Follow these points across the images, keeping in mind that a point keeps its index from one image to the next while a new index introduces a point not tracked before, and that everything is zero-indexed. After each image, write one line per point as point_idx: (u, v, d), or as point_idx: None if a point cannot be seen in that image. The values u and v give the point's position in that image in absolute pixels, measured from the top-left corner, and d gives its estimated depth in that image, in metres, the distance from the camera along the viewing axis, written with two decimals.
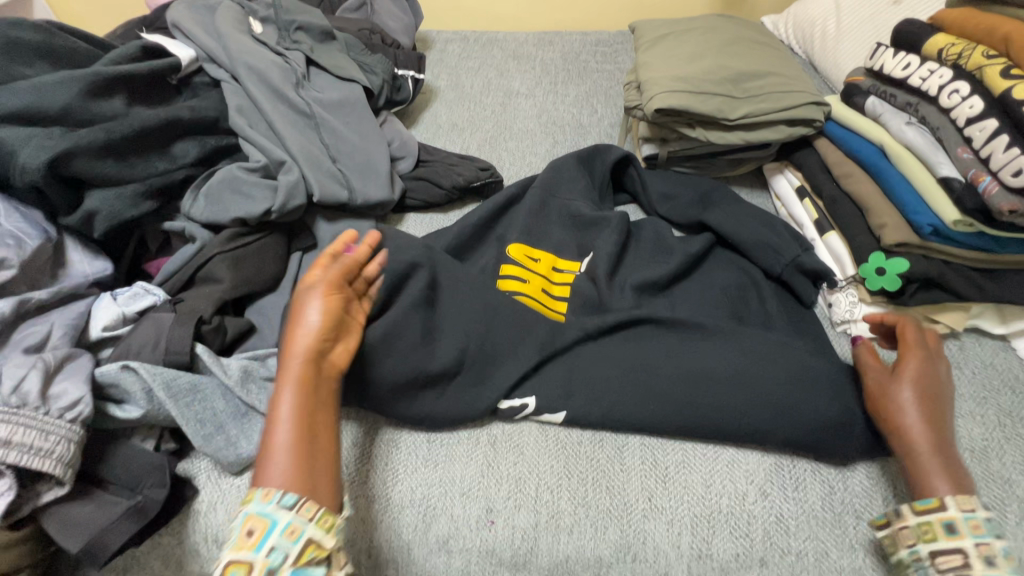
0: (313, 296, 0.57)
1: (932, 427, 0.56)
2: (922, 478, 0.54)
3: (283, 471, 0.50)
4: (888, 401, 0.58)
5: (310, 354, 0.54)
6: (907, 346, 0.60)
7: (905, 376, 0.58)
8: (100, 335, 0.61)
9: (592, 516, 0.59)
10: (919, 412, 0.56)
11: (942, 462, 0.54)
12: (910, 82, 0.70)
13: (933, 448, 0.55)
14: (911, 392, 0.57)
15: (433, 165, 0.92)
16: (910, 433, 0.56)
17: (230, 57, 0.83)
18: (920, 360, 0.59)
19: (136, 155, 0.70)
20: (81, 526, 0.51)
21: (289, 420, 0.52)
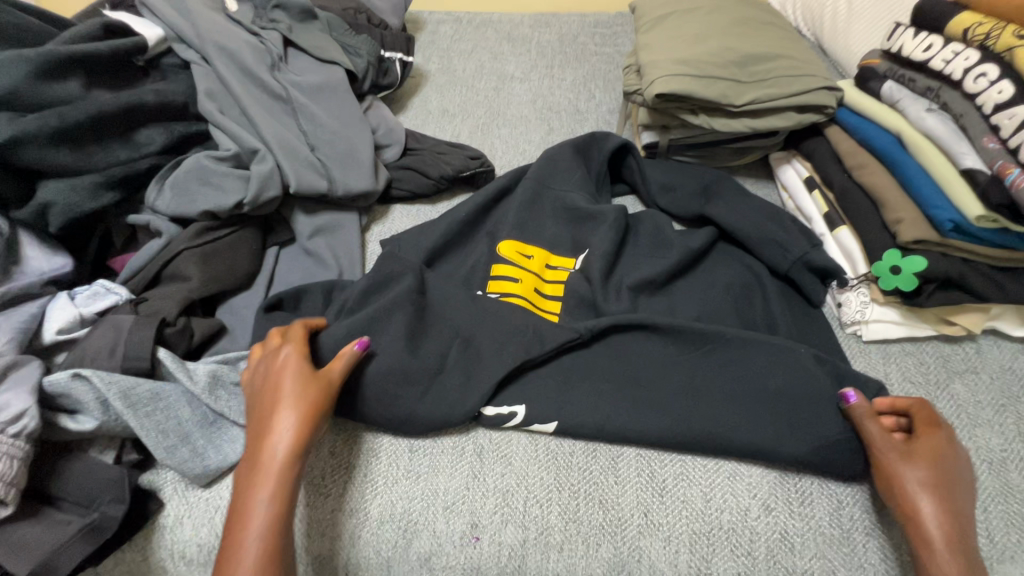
0: (297, 386, 0.53)
1: (949, 518, 0.49)
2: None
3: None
4: (900, 484, 0.51)
5: (288, 456, 0.50)
6: (924, 423, 0.54)
7: (924, 456, 0.52)
8: (53, 339, 0.56)
9: (584, 532, 0.55)
10: (940, 507, 0.49)
11: (964, 561, 0.47)
12: (932, 64, 0.66)
13: (952, 546, 0.47)
14: (923, 474, 0.50)
15: (420, 153, 0.87)
16: (924, 519, 0.49)
17: (200, 36, 0.77)
18: (941, 443, 0.53)
19: (95, 143, 0.65)
20: (30, 548, 0.48)
21: (260, 528, 0.47)
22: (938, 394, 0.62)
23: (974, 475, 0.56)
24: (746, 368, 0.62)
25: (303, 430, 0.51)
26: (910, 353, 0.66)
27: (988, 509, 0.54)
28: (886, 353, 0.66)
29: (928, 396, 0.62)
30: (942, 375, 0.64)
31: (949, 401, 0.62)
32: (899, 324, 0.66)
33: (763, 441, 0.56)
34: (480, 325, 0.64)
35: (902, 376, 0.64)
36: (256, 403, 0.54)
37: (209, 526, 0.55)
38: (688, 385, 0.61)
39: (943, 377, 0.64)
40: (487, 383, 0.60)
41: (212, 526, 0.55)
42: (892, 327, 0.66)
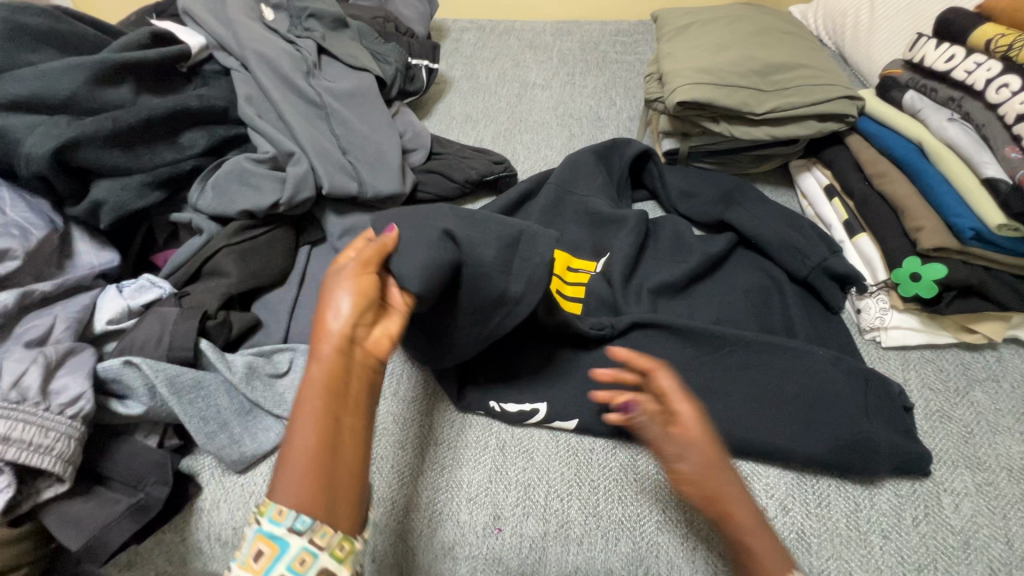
0: (344, 279, 0.49)
1: (739, 500, 0.47)
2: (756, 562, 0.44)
3: (292, 483, 0.41)
4: (688, 479, 0.49)
5: (339, 341, 0.46)
6: (671, 398, 0.51)
7: (682, 436, 0.50)
8: (104, 329, 0.60)
9: (603, 527, 0.56)
10: (738, 492, 0.47)
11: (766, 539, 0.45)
12: (954, 75, 0.67)
13: (755, 522, 0.46)
14: (696, 459, 0.48)
15: (445, 158, 0.90)
16: (724, 506, 0.47)
17: (240, 44, 0.81)
18: (687, 415, 0.50)
19: (142, 145, 0.69)
20: (81, 524, 0.51)
21: (306, 428, 0.42)
22: (958, 401, 0.63)
23: (993, 482, 0.57)
24: (761, 372, 0.63)
25: (355, 314, 0.47)
26: (929, 360, 0.67)
27: (1007, 517, 0.55)
28: (906, 359, 0.67)
29: (947, 403, 0.63)
30: (962, 383, 0.64)
31: (969, 409, 0.62)
32: (919, 331, 0.67)
33: (783, 441, 0.58)
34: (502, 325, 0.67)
35: (922, 382, 0.64)
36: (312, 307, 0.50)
37: (244, 509, 0.58)
38: (707, 386, 0.62)
39: (963, 385, 0.64)
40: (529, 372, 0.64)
41: (247, 510, 0.58)
42: (912, 333, 0.67)
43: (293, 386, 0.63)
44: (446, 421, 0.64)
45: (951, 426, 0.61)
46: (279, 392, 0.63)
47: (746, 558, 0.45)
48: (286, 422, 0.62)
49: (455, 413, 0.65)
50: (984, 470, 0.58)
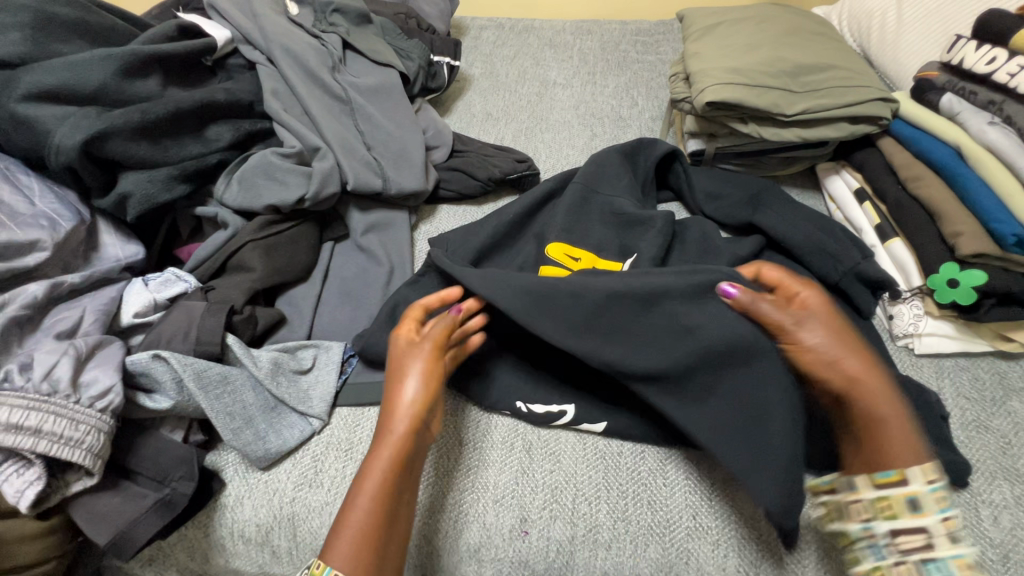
0: (416, 360, 0.53)
1: (867, 376, 0.51)
2: (876, 442, 0.48)
3: (354, 542, 0.45)
4: (796, 345, 0.53)
5: (412, 423, 0.51)
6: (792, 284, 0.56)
7: (802, 318, 0.53)
8: (131, 322, 0.59)
9: (632, 532, 0.56)
10: (858, 366, 0.51)
11: (891, 402, 0.49)
12: (996, 77, 0.66)
13: (885, 393, 0.50)
14: (820, 330, 0.53)
15: (468, 155, 0.89)
16: (850, 375, 0.51)
17: (266, 38, 0.81)
18: (806, 293, 0.55)
19: (169, 138, 0.68)
20: (109, 519, 0.50)
21: (372, 497, 0.47)
22: (994, 411, 0.61)
23: None
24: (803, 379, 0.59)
25: (426, 399, 0.52)
26: (964, 368, 0.65)
27: None
28: (940, 367, 0.65)
29: (984, 413, 0.61)
30: (999, 392, 0.63)
31: (1006, 419, 0.61)
32: (953, 338, 0.65)
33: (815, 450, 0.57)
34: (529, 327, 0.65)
35: (956, 391, 0.63)
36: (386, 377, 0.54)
37: (267, 507, 0.57)
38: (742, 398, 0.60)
39: (999, 395, 0.63)
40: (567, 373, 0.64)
41: (271, 507, 0.57)
42: (946, 341, 0.65)
43: (317, 382, 0.63)
44: (472, 422, 0.64)
45: (988, 436, 0.60)
46: (304, 388, 0.62)
47: (876, 426, 0.49)
48: (311, 419, 0.61)
49: (480, 413, 0.64)
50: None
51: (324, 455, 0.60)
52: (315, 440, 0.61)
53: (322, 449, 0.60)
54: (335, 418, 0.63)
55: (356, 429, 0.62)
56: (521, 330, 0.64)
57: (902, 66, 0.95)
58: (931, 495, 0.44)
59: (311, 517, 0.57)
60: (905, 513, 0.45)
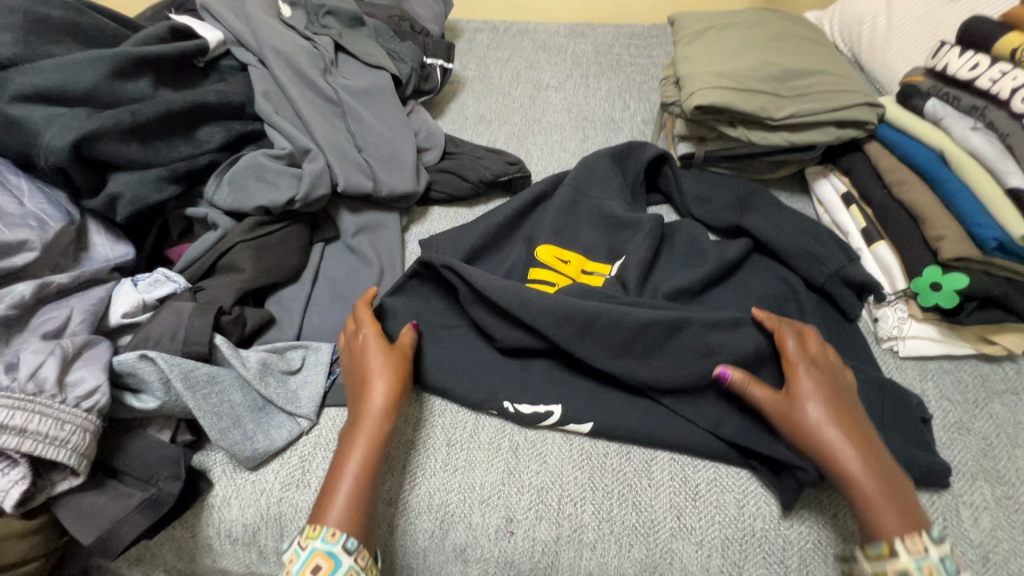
0: (380, 351, 0.60)
1: (855, 439, 0.51)
2: (871, 507, 0.49)
3: (348, 512, 0.51)
4: (789, 411, 0.54)
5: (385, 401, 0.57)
6: (796, 377, 0.56)
7: (802, 390, 0.54)
8: (119, 322, 0.59)
9: (617, 532, 0.56)
10: (847, 441, 0.51)
11: (873, 470, 0.50)
12: (978, 83, 0.67)
13: (864, 461, 0.50)
14: (818, 397, 0.54)
15: (459, 157, 0.90)
16: (827, 443, 0.51)
17: (258, 40, 0.81)
18: (809, 366, 0.56)
19: (160, 139, 0.69)
20: (95, 519, 0.51)
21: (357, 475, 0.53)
22: (976, 413, 0.62)
23: (1013, 496, 0.56)
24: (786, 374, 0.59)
25: (394, 381, 0.58)
26: (948, 370, 0.66)
27: None
28: (923, 370, 0.66)
29: (966, 415, 0.62)
30: (981, 395, 0.63)
31: (987, 421, 0.61)
32: (937, 341, 0.66)
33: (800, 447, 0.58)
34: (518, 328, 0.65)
35: (939, 392, 0.64)
36: (352, 372, 0.60)
37: (254, 507, 0.57)
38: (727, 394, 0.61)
39: (981, 397, 0.63)
40: (548, 378, 0.64)
41: (258, 507, 0.57)
42: (930, 344, 0.66)
43: (306, 382, 0.63)
44: (459, 422, 0.64)
45: (970, 438, 0.60)
46: (292, 389, 0.62)
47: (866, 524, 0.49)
48: (299, 419, 0.61)
49: (467, 414, 0.65)
50: (1003, 484, 0.57)
51: (312, 455, 0.60)
52: (303, 440, 0.61)
53: (310, 449, 0.61)
54: (323, 418, 0.63)
55: None
56: (508, 331, 0.65)
57: (890, 71, 0.95)
58: (921, 567, 0.46)
59: (298, 517, 0.57)
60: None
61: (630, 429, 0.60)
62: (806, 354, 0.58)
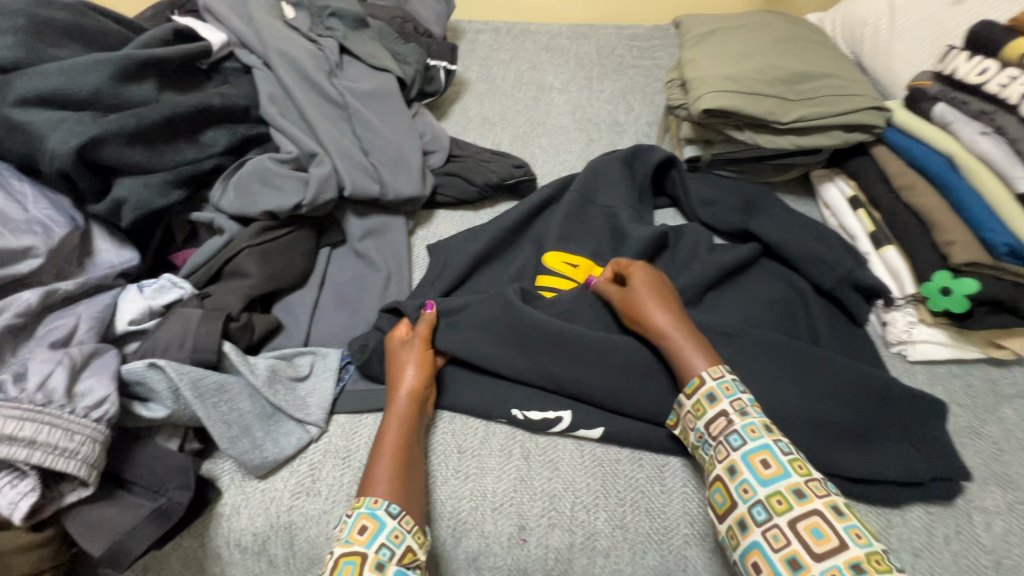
0: (411, 353, 0.62)
1: (656, 293, 0.62)
2: (686, 362, 0.57)
3: (391, 485, 0.52)
4: (624, 296, 0.63)
5: (413, 389, 0.59)
6: (631, 274, 0.64)
7: (634, 280, 0.63)
8: (125, 329, 0.59)
9: (630, 539, 0.56)
10: (650, 299, 0.61)
11: (670, 320, 0.59)
12: (987, 88, 0.67)
13: (660, 306, 0.61)
14: (644, 281, 0.63)
15: (465, 160, 0.89)
16: (658, 326, 0.59)
17: (262, 42, 0.80)
18: (632, 262, 0.65)
19: (164, 144, 0.68)
20: (104, 530, 0.50)
21: (393, 453, 0.55)
22: (986, 417, 0.62)
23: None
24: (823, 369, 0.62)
25: (422, 376, 0.60)
26: (956, 374, 0.66)
27: None
28: (932, 374, 0.66)
29: (976, 419, 0.62)
30: (990, 399, 0.64)
31: (997, 425, 0.62)
32: (946, 345, 0.66)
33: (840, 459, 0.58)
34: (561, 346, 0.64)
35: (948, 397, 0.64)
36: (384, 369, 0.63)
37: (264, 515, 0.57)
38: (777, 390, 0.61)
39: (990, 401, 0.64)
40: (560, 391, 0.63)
41: (267, 516, 0.57)
42: (938, 348, 0.66)
43: (314, 389, 0.63)
44: (469, 429, 0.64)
45: (981, 442, 0.60)
46: (301, 395, 0.62)
47: (678, 360, 0.58)
48: (309, 427, 0.61)
49: (478, 420, 0.64)
50: (1014, 488, 0.57)
51: (322, 463, 0.60)
52: (312, 449, 0.61)
53: (320, 457, 0.60)
54: (332, 425, 0.63)
55: (353, 437, 0.62)
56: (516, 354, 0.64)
57: (893, 74, 0.95)
58: (720, 386, 0.55)
59: (308, 525, 0.56)
60: (739, 536, 0.49)
61: (643, 438, 0.61)
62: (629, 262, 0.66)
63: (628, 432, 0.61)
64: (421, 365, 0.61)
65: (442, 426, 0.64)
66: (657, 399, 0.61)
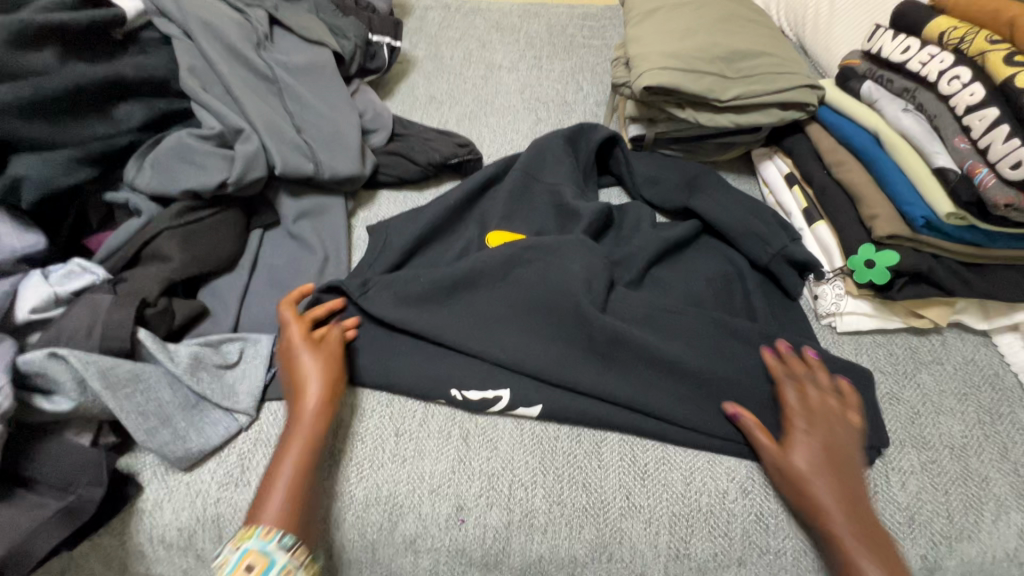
0: (312, 363, 0.58)
1: (829, 461, 0.54)
2: (851, 559, 0.50)
3: (283, 512, 0.51)
4: (779, 466, 0.55)
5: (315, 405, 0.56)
6: (801, 425, 0.57)
7: (796, 441, 0.56)
8: (27, 318, 0.55)
9: (567, 514, 0.56)
10: (826, 471, 0.54)
11: (836, 502, 0.52)
12: (909, 66, 0.68)
13: (828, 485, 0.53)
14: (806, 451, 0.55)
15: (408, 139, 0.86)
16: (824, 510, 0.52)
17: (182, 11, 0.75)
18: (806, 426, 0.56)
19: (70, 118, 0.63)
20: (4, 532, 0.47)
21: (290, 478, 0.52)
22: (906, 383, 0.65)
23: (936, 461, 0.60)
24: (769, 374, 0.62)
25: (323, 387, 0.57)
26: (881, 344, 0.69)
27: (948, 492, 0.58)
28: (859, 344, 0.69)
29: (896, 385, 0.65)
30: (910, 365, 0.67)
31: (916, 390, 0.65)
32: (871, 316, 0.69)
33: (774, 429, 0.59)
34: (496, 329, 0.64)
35: (873, 366, 0.67)
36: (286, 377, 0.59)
37: (189, 509, 0.54)
38: (716, 366, 0.62)
39: (911, 367, 0.67)
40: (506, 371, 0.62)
41: (193, 509, 0.54)
42: (865, 319, 0.69)
43: (243, 375, 0.60)
44: (407, 412, 0.62)
45: (900, 407, 0.63)
46: (229, 383, 0.59)
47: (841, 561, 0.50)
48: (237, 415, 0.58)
49: (417, 403, 0.63)
50: (929, 449, 0.60)
51: (252, 452, 0.57)
52: (242, 437, 0.58)
53: (249, 447, 0.58)
54: (264, 412, 0.60)
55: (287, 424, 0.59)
56: (458, 336, 0.63)
57: (831, 55, 0.98)
58: None
59: (237, 516, 0.54)
60: None
61: (584, 416, 0.60)
62: (802, 409, 0.58)
63: (569, 409, 0.61)
64: (323, 377, 0.57)
65: (365, 409, 0.62)
66: (595, 379, 0.61)
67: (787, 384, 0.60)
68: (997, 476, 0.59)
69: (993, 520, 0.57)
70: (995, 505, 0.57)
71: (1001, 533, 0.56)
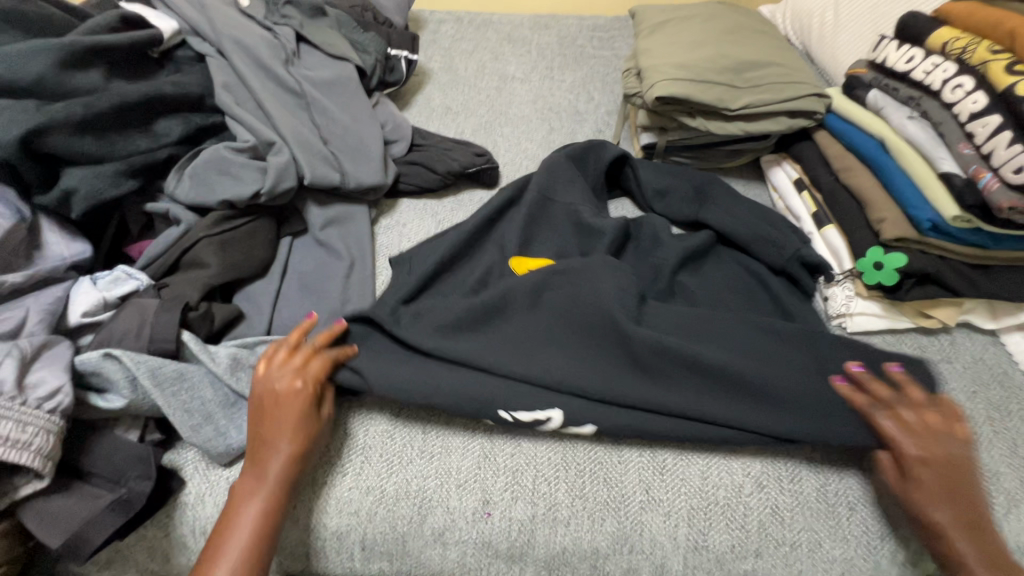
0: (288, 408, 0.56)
1: (954, 493, 0.52)
2: None
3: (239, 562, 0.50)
4: (911, 508, 0.53)
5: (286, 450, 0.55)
6: (919, 458, 0.53)
7: (920, 477, 0.53)
8: (79, 321, 0.58)
9: (589, 507, 0.58)
10: (952, 509, 0.51)
11: (973, 539, 0.50)
12: (913, 75, 0.71)
13: (964, 523, 0.51)
14: (936, 488, 0.52)
15: (427, 150, 0.90)
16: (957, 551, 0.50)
17: (216, 30, 0.79)
18: (923, 457, 0.53)
19: (115, 133, 0.67)
20: (63, 521, 0.50)
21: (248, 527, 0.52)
22: None
23: None
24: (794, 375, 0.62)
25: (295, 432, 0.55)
26: (891, 343, 0.71)
27: None
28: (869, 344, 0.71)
29: None
30: None
31: None
32: (881, 316, 0.71)
33: (804, 425, 0.58)
34: (517, 331, 0.66)
35: None
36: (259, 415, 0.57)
37: None
38: (738, 363, 0.62)
39: None
40: (529, 369, 0.62)
41: None
42: (875, 319, 0.71)
43: None
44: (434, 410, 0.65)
45: None
46: None
47: None
48: None
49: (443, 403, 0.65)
50: None
51: None
52: None
53: None
54: None
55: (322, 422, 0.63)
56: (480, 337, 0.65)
57: (837, 63, 1.00)
58: None
59: None
60: None
61: (609, 417, 0.60)
62: (914, 438, 0.54)
63: None
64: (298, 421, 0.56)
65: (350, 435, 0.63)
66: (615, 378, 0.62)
67: (882, 412, 0.57)
68: (1008, 471, 0.60)
69: (1004, 514, 0.58)
70: (1005, 498, 0.59)
71: (1014, 526, 0.58)
